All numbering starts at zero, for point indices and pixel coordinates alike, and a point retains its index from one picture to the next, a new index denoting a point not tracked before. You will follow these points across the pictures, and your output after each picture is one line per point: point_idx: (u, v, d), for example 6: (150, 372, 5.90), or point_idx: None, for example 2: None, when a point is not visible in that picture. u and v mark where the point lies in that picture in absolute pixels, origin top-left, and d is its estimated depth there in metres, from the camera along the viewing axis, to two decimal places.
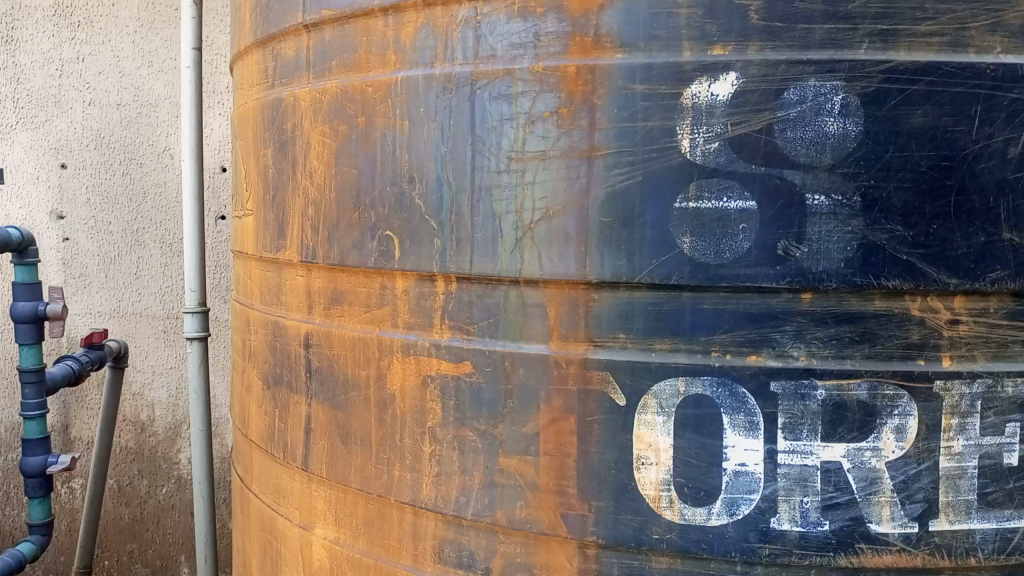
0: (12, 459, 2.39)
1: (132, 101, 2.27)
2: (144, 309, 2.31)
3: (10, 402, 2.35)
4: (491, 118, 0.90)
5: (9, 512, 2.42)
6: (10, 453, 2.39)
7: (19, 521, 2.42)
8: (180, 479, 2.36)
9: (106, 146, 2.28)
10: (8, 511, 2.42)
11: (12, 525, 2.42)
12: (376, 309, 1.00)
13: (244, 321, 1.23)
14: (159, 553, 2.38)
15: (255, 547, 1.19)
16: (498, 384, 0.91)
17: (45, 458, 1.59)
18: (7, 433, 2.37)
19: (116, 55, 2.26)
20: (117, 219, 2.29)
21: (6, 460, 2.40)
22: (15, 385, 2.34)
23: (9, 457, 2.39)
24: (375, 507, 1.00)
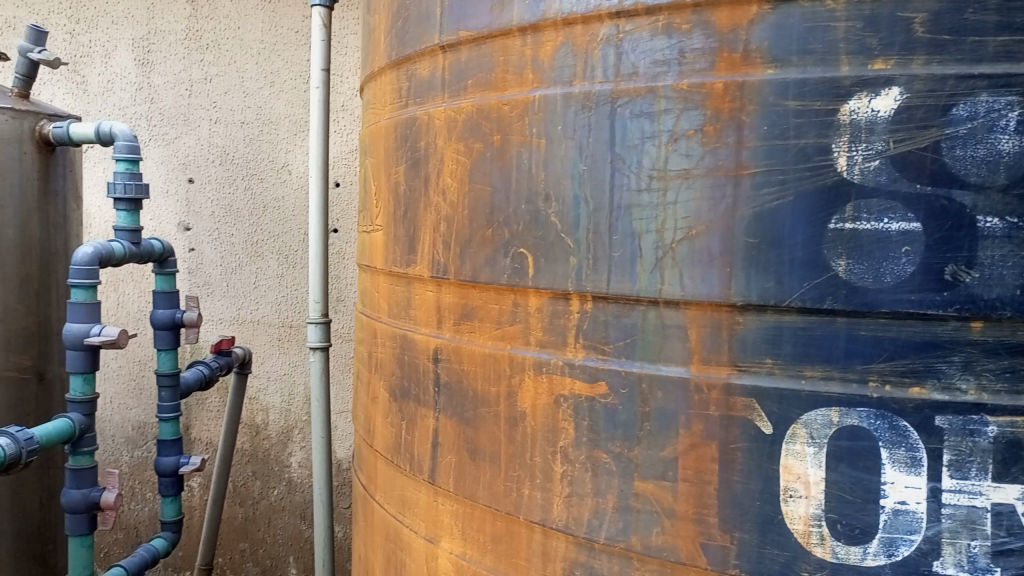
0: (139, 456, 2.53)
1: (255, 119, 2.38)
2: (261, 317, 2.41)
3: (139, 402, 2.50)
4: (631, 136, 0.88)
5: (134, 507, 2.55)
6: (136, 451, 2.52)
7: (142, 516, 2.55)
8: (291, 481, 2.43)
9: (230, 162, 2.39)
10: (132, 505, 2.55)
11: (136, 519, 2.55)
12: (508, 326, 0.99)
13: (370, 333, 1.25)
14: (268, 553, 2.45)
15: (378, 556, 1.21)
16: (634, 407, 0.89)
17: (178, 458, 1.64)
18: (134, 431, 2.51)
19: (240, 75, 2.37)
20: (239, 231, 2.41)
21: (132, 458, 2.53)
22: (143, 386, 2.49)
23: (135, 454, 2.53)
24: (503, 525, 1.00)
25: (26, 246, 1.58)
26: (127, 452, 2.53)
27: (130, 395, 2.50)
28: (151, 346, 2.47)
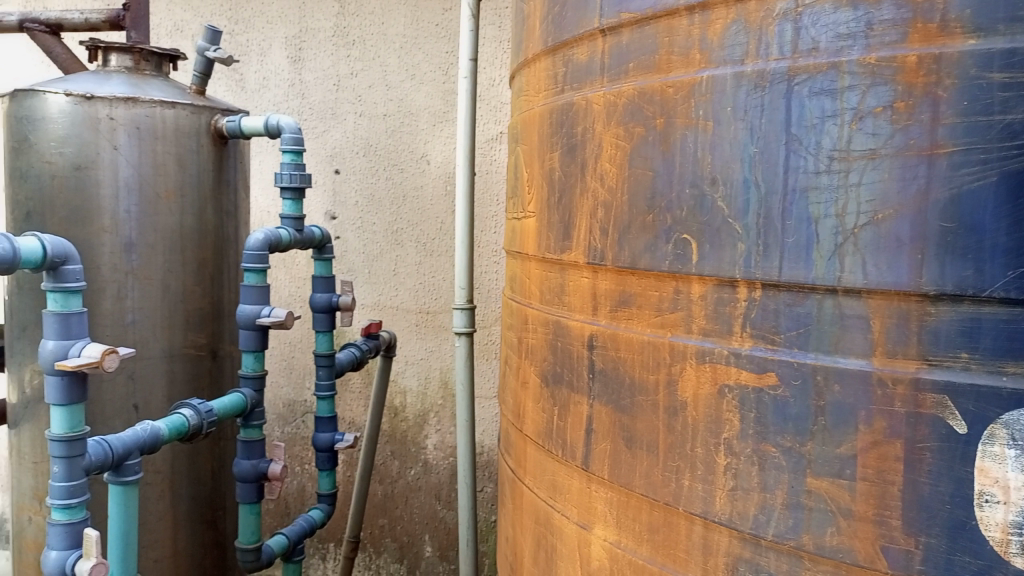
0: (290, 433, 2.67)
1: (397, 112, 2.45)
2: (400, 303, 2.49)
3: (289, 380, 2.65)
4: (810, 115, 0.84)
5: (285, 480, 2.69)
6: (286, 427, 2.67)
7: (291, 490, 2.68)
8: (427, 462, 2.50)
9: (373, 153, 2.49)
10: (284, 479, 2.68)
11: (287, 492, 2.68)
12: (669, 314, 0.96)
13: (521, 319, 1.26)
14: (405, 530, 2.53)
15: (528, 538, 1.22)
16: (808, 400, 0.85)
17: (333, 435, 1.70)
18: (285, 408, 2.67)
19: (383, 70, 2.45)
20: (380, 220, 2.50)
21: (283, 433, 2.68)
22: (292, 366, 2.64)
23: (285, 430, 2.68)
24: (661, 515, 0.98)
25: (203, 231, 1.66)
26: (278, 428, 2.68)
27: (281, 374, 2.66)
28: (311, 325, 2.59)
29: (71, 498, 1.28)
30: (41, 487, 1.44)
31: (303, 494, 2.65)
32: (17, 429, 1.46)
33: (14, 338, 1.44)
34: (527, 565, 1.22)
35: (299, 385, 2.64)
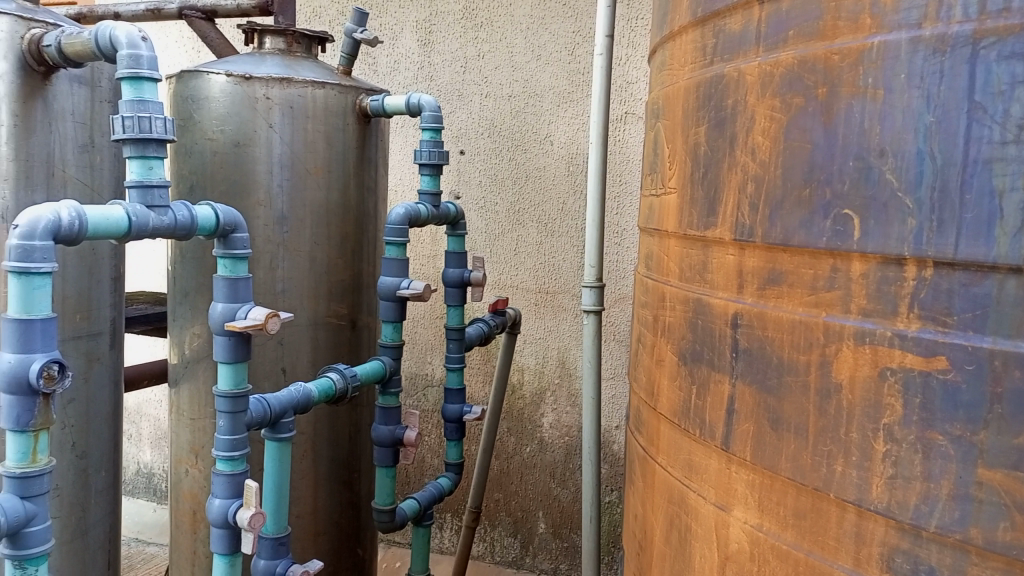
0: (412, 405, 2.63)
1: (521, 93, 2.46)
2: (520, 282, 2.51)
3: (413, 355, 2.63)
4: (997, 81, 0.70)
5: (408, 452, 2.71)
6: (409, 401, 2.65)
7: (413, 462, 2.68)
8: (542, 441, 2.52)
9: (497, 134, 2.51)
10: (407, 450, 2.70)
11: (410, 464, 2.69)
12: (824, 293, 0.83)
13: (658, 296, 1.19)
14: (520, 506, 2.57)
15: (660, 514, 1.15)
16: (982, 386, 0.71)
17: (462, 407, 1.65)
18: (409, 382, 2.65)
19: (510, 51, 2.47)
20: (503, 201, 2.52)
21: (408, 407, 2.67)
22: (416, 341, 2.62)
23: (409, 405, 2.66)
24: (808, 500, 0.86)
25: (346, 208, 1.56)
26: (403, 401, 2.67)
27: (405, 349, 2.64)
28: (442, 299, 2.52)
29: (235, 450, 1.11)
30: (197, 442, 1.52)
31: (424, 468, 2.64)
32: (177, 387, 1.54)
33: (176, 303, 1.53)
34: (659, 541, 1.16)
35: (422, 360, 2.59)
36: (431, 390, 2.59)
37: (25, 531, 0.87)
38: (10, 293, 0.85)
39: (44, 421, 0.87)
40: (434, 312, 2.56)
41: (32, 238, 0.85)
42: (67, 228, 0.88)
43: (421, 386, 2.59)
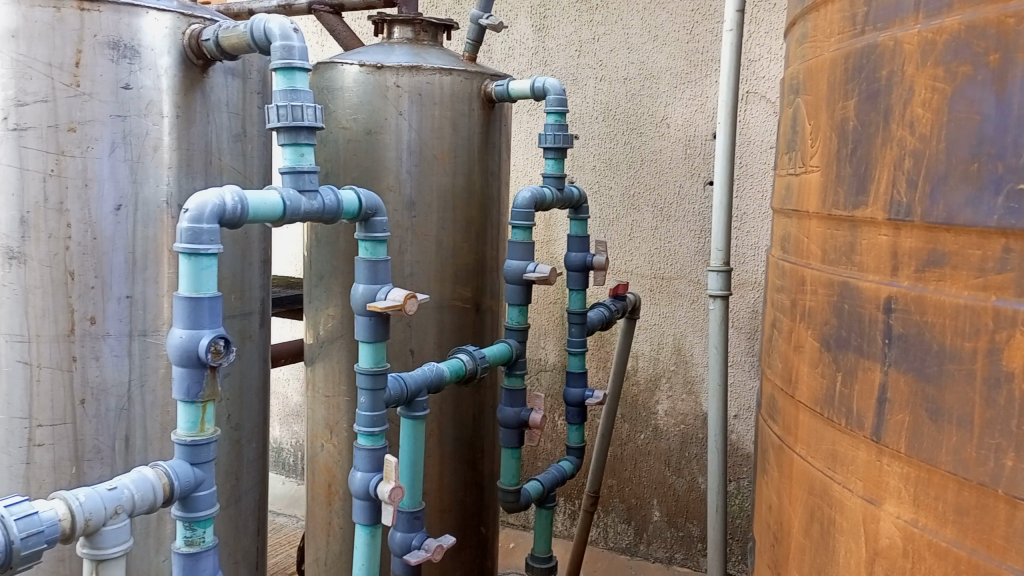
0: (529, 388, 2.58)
1: (638, 75, 2.41)
2: (635, 268, 2.47)
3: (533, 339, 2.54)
4: None
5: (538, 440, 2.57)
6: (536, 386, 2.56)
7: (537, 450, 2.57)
8: (657, 428, 2.49)
9: (612, 118, 2.47)
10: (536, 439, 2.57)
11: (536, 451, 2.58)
12: (995, 275, 0.68)
13: (795, 281, 0.99)
14: (633, 493, 2.55)
15: (799, 509, 0.96)
16: None
17: (583, 391, 1.64)
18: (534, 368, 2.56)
19: (626, 33, 2.42)
20: (617, 185, 2.48)
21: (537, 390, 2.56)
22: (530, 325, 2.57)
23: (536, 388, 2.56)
24: (972, 496, 0.71)
25: (471, 192, 1.59)
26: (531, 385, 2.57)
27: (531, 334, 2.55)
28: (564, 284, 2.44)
29: (376, 426, 1.15)
30: (332, 418, 1.59)
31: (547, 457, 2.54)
32: (312, 366, 1.62)
33: (312, 286, 1.60)
34: (796, 538, 0.96)
35: (536, 344, 2.54)
36: (545, 373, 2.54)
37: (195, 495, 0.91)
38: (181, 273, 0.91)
39: (210, 392, 0.92)
40: (549, 296, 2.49)
41: (200, 221, 0.90)
42: (230, 211, 0.93)
43: (536, 370, 2.54)
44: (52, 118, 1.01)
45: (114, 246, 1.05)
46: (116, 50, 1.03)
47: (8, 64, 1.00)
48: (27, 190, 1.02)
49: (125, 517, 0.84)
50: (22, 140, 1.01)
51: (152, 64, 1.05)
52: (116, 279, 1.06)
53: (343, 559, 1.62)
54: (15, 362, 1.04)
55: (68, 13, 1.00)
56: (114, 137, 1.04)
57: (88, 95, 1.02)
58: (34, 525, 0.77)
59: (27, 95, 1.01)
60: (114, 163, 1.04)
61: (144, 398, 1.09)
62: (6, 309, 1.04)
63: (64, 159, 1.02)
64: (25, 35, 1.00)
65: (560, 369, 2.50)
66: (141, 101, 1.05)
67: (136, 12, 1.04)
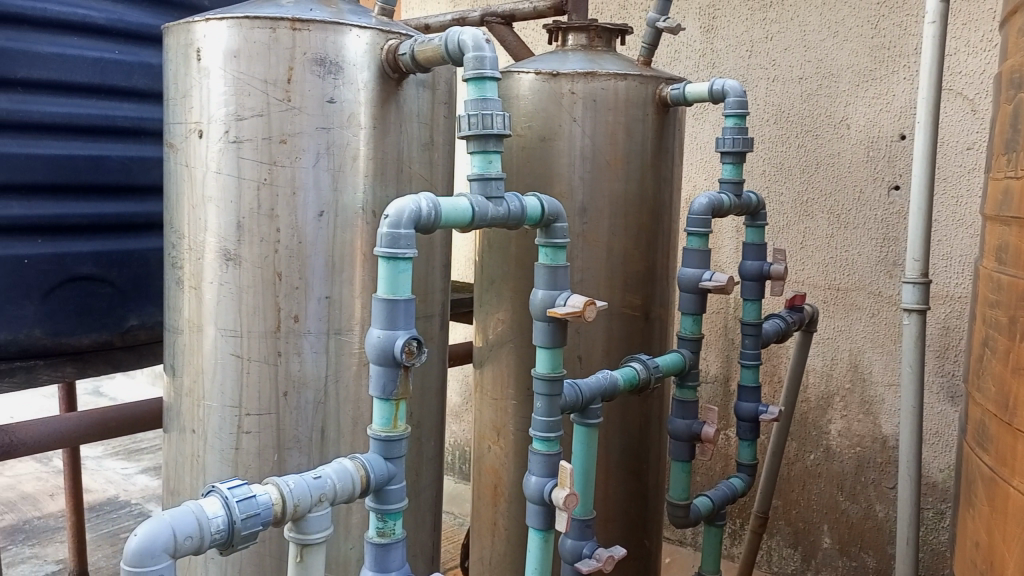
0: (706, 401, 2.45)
1: (815, 74, 2.28)
2: (807, 278, 2.33)
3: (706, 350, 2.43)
4: None
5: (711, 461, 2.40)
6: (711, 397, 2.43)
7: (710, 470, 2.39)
8: (829, 449, 2.34)
9: (785, 120, 2.35)
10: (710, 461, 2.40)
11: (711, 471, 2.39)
12: None
13: (1013, 296, 0.87)
14: (801, 516, 2.41)
15: (1015, 550, 0.85)
16: None
17: (757, 406, 1.56)
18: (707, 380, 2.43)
19: (802, 29, 2.29)
20: (789, 190, 2.35)
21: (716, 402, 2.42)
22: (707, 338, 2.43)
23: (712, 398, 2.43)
24: None
25: (643, 198, 1.56)
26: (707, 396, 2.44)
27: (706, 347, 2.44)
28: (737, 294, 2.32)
29: (551, 431, 1.15)
30: (500, 420, 1.62)
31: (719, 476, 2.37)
32: (481, 368, 1.65)
33: (483, 290, 1.63)
34: None
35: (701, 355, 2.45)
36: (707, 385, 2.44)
37: (387, 488, 0.96)
38: (379, 275, 0.96)
39: (403, 390, 0.96)
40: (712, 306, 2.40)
41: (398, 226, 0.95)
42: (426, 216, 0.96)
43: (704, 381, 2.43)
44: (267, 131, 1.10)
45: (316, 250, 1.13)
46: (323, 66, 1.10)
47: (230, 82, 1.10)
48: (243, 198, 1.11)
49: (328, 506, 0.89)
50: (240, 151, 1.11)
51: (354, 79, 1.12)
52: (316, 281, 1.13)
53: (508, 560, 1.65)
54: (228, 355, 1.14)
55: (283, 33, 1.09)
56: (319, 148, 1.11)
57: (298, 110, 1.10)
58: (253, 507, 0.82)
59: (245, 110, 1.10)
60: (318, 172, 1.12)
61: (338, 393, 1.16)
62: (223, 306, 1.14)
63: (276, 169, 1.11)
64: (245, 55, 1.09)
65: (723, 382, 2.40)
66: (343, 114, 1.12)
67: (341, 30, 1.10)
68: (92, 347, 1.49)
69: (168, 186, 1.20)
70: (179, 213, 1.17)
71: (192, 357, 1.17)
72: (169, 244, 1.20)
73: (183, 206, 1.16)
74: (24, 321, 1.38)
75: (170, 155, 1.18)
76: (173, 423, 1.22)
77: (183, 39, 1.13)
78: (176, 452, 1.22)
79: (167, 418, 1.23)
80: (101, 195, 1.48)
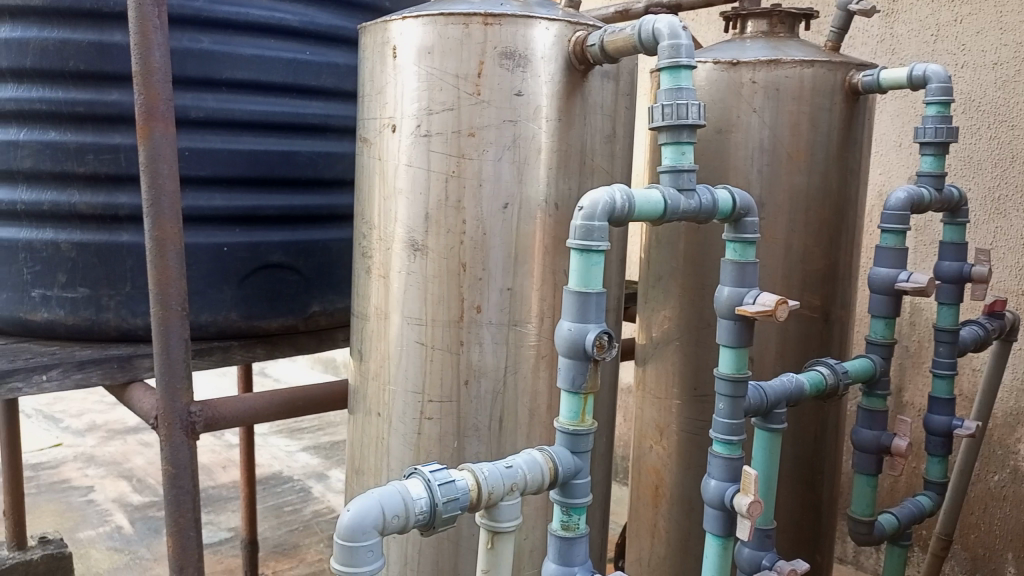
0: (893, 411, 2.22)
1: (1012, 59, 2.06)
2: (997, 283, 2.12)
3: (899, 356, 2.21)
4: None
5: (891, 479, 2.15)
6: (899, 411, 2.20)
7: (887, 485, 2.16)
8: (1017, 471, 2.12)
9: (975, 110, 2.14)
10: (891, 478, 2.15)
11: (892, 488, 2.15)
12: None
13: None
14: (981, 542, 2.20)
15: None
16: None
17: (951, 420, 1.44)
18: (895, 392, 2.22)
19: (999, 11, 2.08)
20: (978, 186, 2.15)
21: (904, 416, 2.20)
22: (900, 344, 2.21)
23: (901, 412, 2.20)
24: None
25: (826, 193, 1.48)
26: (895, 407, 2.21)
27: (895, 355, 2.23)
28: (928, 299, 2.12)
29: (734, 434, 1.11)
30: (664, 420, 1.58)
31: (899, 498, 2.13)
32: (644, 365, 1.62)
33: (649, 286, 1.60)
34: None
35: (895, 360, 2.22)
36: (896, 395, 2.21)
37: (573, 481, 0.95)
38: (571, 267, 0.95)
39: (591, 384, 0.95)
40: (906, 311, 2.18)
41: (592, 218, 0.93)
42: (620, 208, 0.95)
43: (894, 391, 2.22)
44: (456, 125, 1.12)
45: (499, 241, 1.14)
46: (512, 60, 1.11)
47: (423, 77, 1.13)
48: (431, 190, 1.14)
49: (518, 495, 0.90)
50: (430, 144, 1.14)
51: (540, 71, 1.12)
52: (498, 272, 1.15)
53: (668, 564, 1.61)
54: (413, 342, 1.17)
55: (475, 28, 1.10)
56: (505, 141, 1.12)
57: (486, 103, 1.12)
58: (453, 492, 0.84)
59: (436, 104, 1.13)
60: (504, 165, 1.13)
61: (515, 384, 1.17)
62: (409, 294, 1.17)
63: (464, 161, 1.13)
64: (438, 50, 1.12)
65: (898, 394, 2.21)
66: (530, 106, 1.12)
67: (530, 23, 1.11)
68: (279, 329, 1.59)
69: (360, 179, 1.26)
70: (371, 204, 1.22)
71: (379, 343, 1.22)
72: (360, 234, 1.25)
73: (375, 198, 1.21)
74: (222, 304, 1.50)
75: (363, 149, 1.23)
76: (358, 406, 1.27)
77: (380, 38, 1.17)
78: (360, 433, 1.27)
79: (353, 400, 1.29)
80: (290, 188, 1.55)
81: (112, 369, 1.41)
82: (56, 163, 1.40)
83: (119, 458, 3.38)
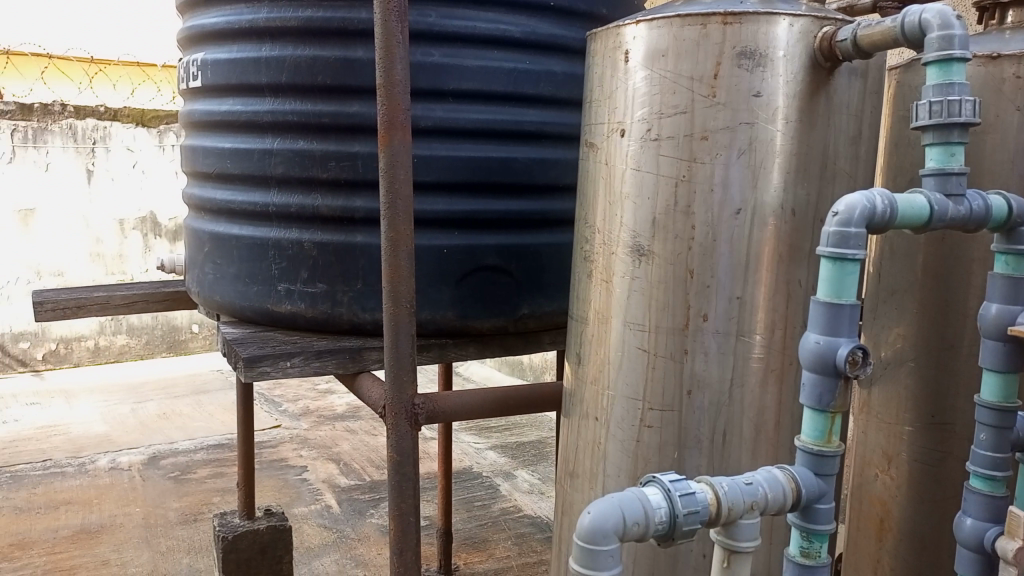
0: None
1: None
2: None
3: None
4: None
5: None
6: None
7: None
8: None
9: None
10: None
11: None
12: None
13: None
14: None
15: None
16: None
17: None
18: None
19: None
20: None
21: None
22: None
23: None
24: None
25: None
26: None
27: None
28: None
29: (997, 470, 1.03)
30: (893, 449, 1.45)
31: None
32: (870, 387, 1.49)
33: (880, 301, 1.46)
34: None
35: None
36: None
37: (816, 506, 0.89)
38: (821, 277, 0.89)
39: (840, 404, 0.89)
40: None
41: (848, 224, 0.87)
42: (881, 213, 0.88)
43: None
44: (689, 128, 1.10)
45: (728, 249, 1.10)
46: (751, 59, 1.07)
47: (655, 80, 1.11)
48: (660, 195, 1.12)
49: (758, 514, 0.85)
50: (660, 149, 1.12)
51: (780, 70, 1.07)
52: (726, 280, 1.10)
53: None
54: (635, 349, 1.16)
55: (713, 28, 1.07)
56: (740, 144, 1.08)
57: (722, 105, 1.08)
58: (693, 504, 0.82)
59: (668, 108, 1.11)
60: (739, 169, 1.08)
61: (741, 398, 1.12)
62: (632, 301, 1.16)
63: (695, 166, 1.10)
64: (673, 52, 1.10)
65: None
66: (769, 107, 1.07)
67: (774, 20, 1.06)
68: (491, 330, 1.64)
69: (584, 183, 1.26)
70: (595, 208, 1.22)
71: (599, 347, 1.21)
72: (582, 239, 1.26)
73: (600, 203, 1.21)
74: (441, 303, 1.58)
75: (590, 154, 1.24)
76: (575, 409, 1.28)
77: (611, 43, 1.17)
78: (576, 436, 1.28)
79: (569, 403, 1.30)
80: (507, 194, 1.60)
81: (344, 359, 1.53)
82: (304, 169, 1.53)
83: (328, 442, 3.67)
